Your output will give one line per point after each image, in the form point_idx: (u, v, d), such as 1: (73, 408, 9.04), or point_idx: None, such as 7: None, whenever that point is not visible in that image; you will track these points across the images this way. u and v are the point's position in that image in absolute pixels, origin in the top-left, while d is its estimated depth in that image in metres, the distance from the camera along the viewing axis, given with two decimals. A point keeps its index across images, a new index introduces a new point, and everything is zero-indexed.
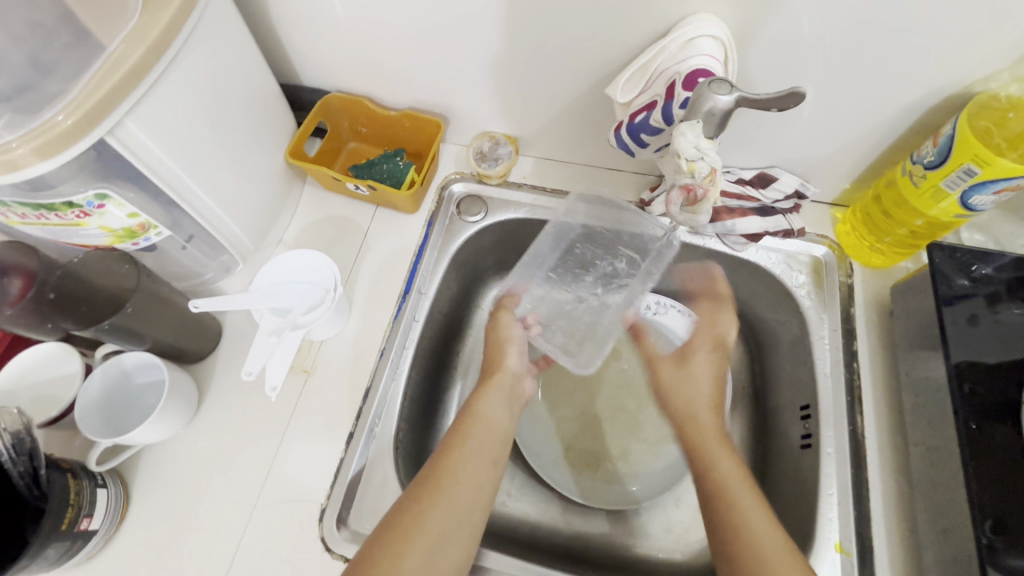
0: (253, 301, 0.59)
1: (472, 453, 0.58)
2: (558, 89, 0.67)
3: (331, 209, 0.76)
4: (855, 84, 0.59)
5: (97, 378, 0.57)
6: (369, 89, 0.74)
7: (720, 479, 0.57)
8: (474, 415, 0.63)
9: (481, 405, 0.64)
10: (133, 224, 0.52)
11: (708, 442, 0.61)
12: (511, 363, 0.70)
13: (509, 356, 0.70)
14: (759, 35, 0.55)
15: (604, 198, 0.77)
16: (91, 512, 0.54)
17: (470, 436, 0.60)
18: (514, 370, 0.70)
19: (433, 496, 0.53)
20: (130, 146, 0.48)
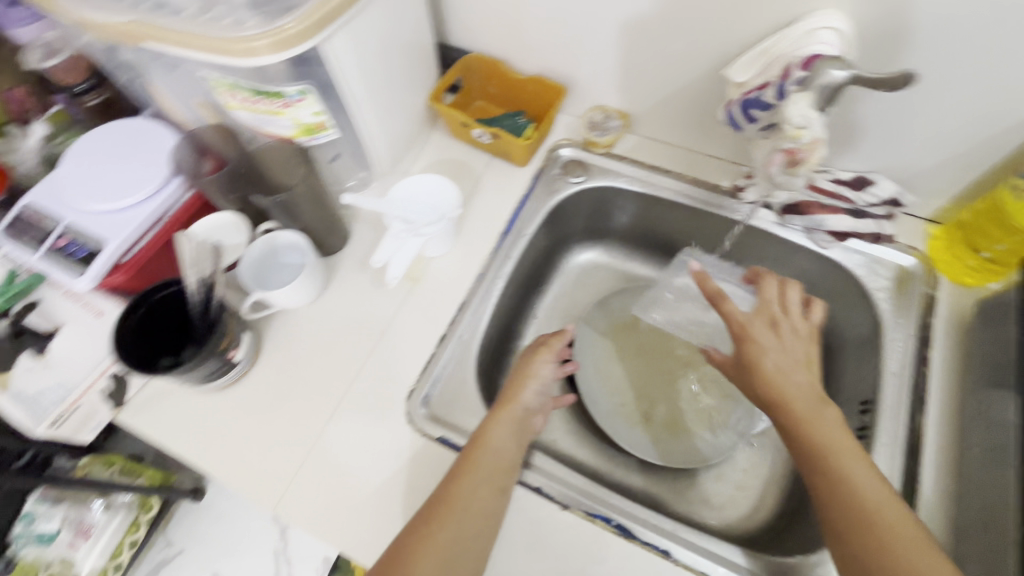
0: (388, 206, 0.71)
1: (480, 479, 0.58)
2: (677, 71, 0.74)
3: (452, 152, 0.87)
4: (973, 96, 0.61)
5: (257, 245, 0.70)
6: (505, 53, 0.84)
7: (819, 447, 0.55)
8: (483, 443, 0.61)
9: (493, 436, 0.62)
10: (315, 120, 0.64)
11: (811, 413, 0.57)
12: (527, 398, 0.67)
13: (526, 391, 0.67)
14: (884, 35, 0.59)
15: (699, 180, 0.83)
16: (237, 346, 0.66)
17: (477, 465, 0.59)
18: (528, 404, 0.67)
19: (433, 530, 0.55)
20: (333, 58, 0.60)
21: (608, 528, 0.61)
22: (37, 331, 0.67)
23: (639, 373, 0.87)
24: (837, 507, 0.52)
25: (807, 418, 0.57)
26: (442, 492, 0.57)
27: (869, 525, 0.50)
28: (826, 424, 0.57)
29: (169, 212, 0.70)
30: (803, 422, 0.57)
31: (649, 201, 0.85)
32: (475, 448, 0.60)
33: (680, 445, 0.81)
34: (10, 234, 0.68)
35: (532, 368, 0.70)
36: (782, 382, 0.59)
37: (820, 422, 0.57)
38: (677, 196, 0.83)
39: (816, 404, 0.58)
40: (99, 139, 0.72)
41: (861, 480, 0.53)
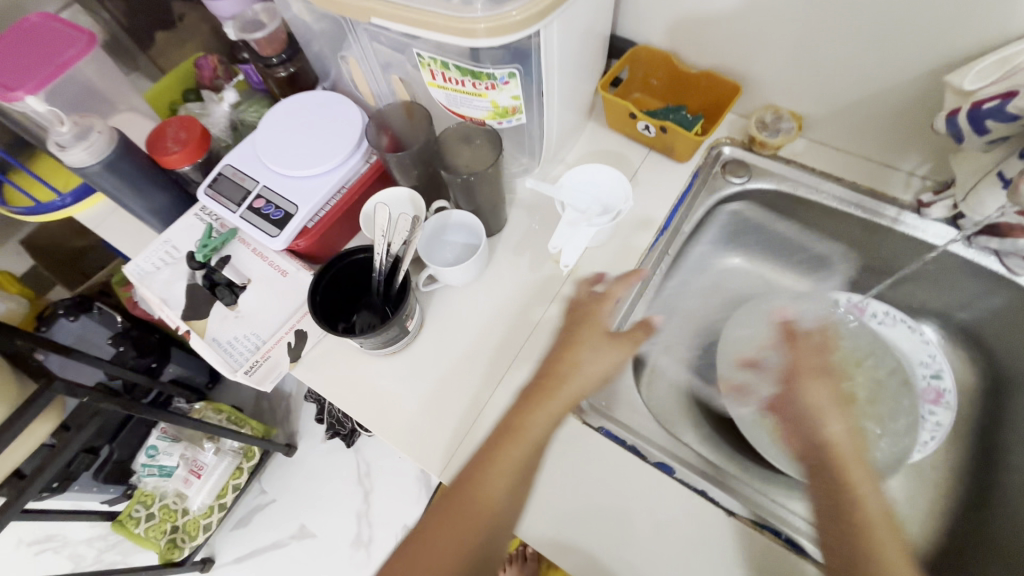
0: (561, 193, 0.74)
1: (508, 478, 0.53)
2: (880, 73, 0.70)
3: (609, 144, 0.86)
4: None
5: (434, 223, 0.73)
6: (677, 46, 0.82)
7: (867, 516, 0.55)
8: (519, 436, 0.54)
9: (530, 429, 0.54)
10: (512, 104, 0.65)
11: (849, 479, 0.57)
12: (575, 384, 0.56)
13: (573, 378, 0.56)
14: None
15: (875, 190, 0.78)
16: (412, 316, 0.68)
17: (508, 459, 0.53)
18: (577, 391, 0.56)
19: (456, 525, 0.52)
20: (547, 44, 0.60)
21: (778, 540, 0.59)
22: (230, 284, 0.72)
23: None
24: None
25: (856, 493, 0.56)
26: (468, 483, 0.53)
27: None
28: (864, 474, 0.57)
29: (351, 182, 0.74)
30: (848, 493, 0.56)
31: (813, 208, 0.81)
32: (505, 442, 0.54)
33: None
34: (210, 192, 0.73)
35: (583, 347, 0.58)
36: (831, 424, 0.60)
37: (863, 479, 0.57)
38: (848, 206, 0.79)
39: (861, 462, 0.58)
40: (289, 108, 0.76)
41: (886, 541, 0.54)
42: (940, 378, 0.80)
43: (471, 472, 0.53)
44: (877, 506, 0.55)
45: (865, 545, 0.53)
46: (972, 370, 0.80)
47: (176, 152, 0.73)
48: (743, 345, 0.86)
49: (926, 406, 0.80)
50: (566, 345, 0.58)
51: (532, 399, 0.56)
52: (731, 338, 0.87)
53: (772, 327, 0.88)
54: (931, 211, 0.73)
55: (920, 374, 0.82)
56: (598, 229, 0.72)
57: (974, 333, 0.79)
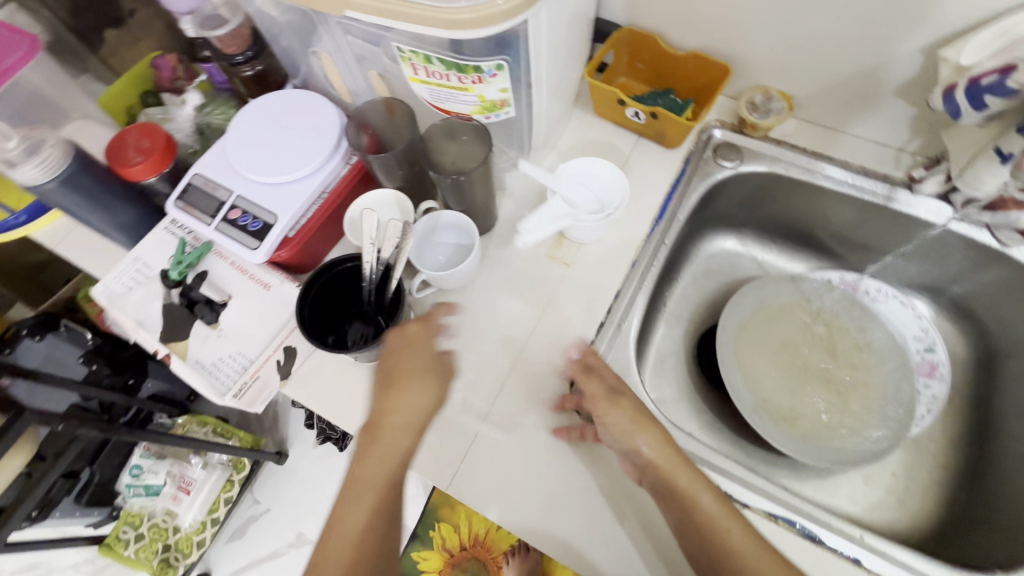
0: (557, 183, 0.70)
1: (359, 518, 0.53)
2: (871, 50, 0.68)
3: (597, 133, 0.84)
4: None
5: (425, 226, 0.69)
6: (663, 28, 0.80)
7: (724, 543, 0.54)
8: (358, 475, 0.54)
9: (369, 470, 0.54)
10: (499, 98, 0.61)
11: (705, 508, 0.56)
12: (404, 406, 0.55)
13: (399, 401, 0.55)
14: None
15: (867, 169, 0.77)
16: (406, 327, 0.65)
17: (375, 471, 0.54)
18: (408, 413, 0.56)
19: (334, 546, 0.52)
20: (535, 31, 0.56)
21: (794, 531, 0.60)
22: (209, 301, 0.68)
23: (782, 368, 0.83)
24: None
25: (710, 517, 0.55)
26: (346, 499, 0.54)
27: None
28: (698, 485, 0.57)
29: (331, 185, 0.70)
30: (707, 521, 0.55)
31: (807, 188, 0.80)
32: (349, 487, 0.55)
33: (834, 446, 0.77)
34: (181, 205, 0.69)
35: (403, 387, 0.56)
36: (643, 446, 0.58)
37: (714, 505, 0.56)
38: (841, 185, 0.78)
39: (688, 470, 0.57)
40: (258, 110, 0.71)
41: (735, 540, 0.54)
42: (933, 351, 0.81)
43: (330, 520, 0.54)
44: (730, 521, 0.55)
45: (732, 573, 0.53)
46: (964, 342, 0.82)
47: (140, 162, 0.68)
48: (744, 329, 0.85)
49: (921, 379, 0.81)
50: (385, 366, 0.57)
51: (367, 448, 0.55)
52: (732, 321, 0.85)
53: (773, 308, 0.87)
54: (923, 187, 0.73)
55: (913, 347, 0.83)
56: (586, 225, 0.69)
57: (964, 305, 0.80)
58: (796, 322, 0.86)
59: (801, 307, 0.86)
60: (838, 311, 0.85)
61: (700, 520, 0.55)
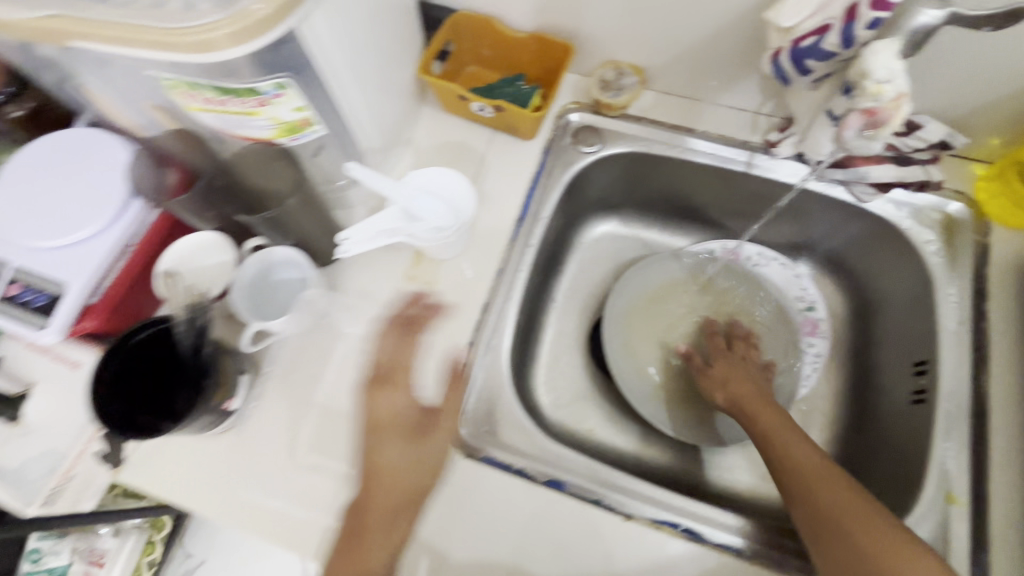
0: (398, 193, 0.61)
1: None
2: (705, 15, 0.65)
3: (449, 132, 0.77)
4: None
5: (249, 267, 0.61)
6: (498, 9, 0.73)
7: (839, 499, 0.54)
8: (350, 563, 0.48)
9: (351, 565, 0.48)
10: (298, 117, 0.53)
11: (804, 466, 0.58)
12: (386, 463, 0.51)
13: (373, 458, 0.51)
14: None
15: (726, 137, 0.75)
16: (234, 394, 0.58)
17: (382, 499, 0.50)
18: (387, 472, 0.50)
19: None
20: (311, 38, 0.48)
21: (675, 533, 0.58)
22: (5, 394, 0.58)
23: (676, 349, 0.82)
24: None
25: (811, 475, 0.57)
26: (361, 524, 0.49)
27: None
28: (781, 428, 0.63)
29: (135, 237, 0.60)
30: (808, 478, 0.57)
31: (672, 163, 0.77)
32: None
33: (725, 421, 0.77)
34: None
35: (382, 453, 0.51)
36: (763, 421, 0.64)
37: (819, 462, 0.58)
38: (704, 156, 0.75)
39: (790, 424, 0.63)
40: (34, 160, 0.60)
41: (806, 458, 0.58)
42: (813, 309, 0.82)
43: None
44: (841, 480, 0.56)
45: (854, 532, 0.52)
46: (839, 295, 0.83)
47: None
48: (638, 314, 0.83)
49: (805, 339, 0.81)
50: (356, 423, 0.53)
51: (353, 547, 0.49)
52: (624, 309, 0.83)
53: (663, 288, 0.85)
54: (779, 150, 0.71)
55: (796, 308, 0.83)
56: (425, 242, 0.65)
57: (834, 259, 0.81)
58: (689, 298, 0.84)
59: (693, 283, 0.85)
60: (728, 280, 0.84)
61: (806, 478, 0.57)
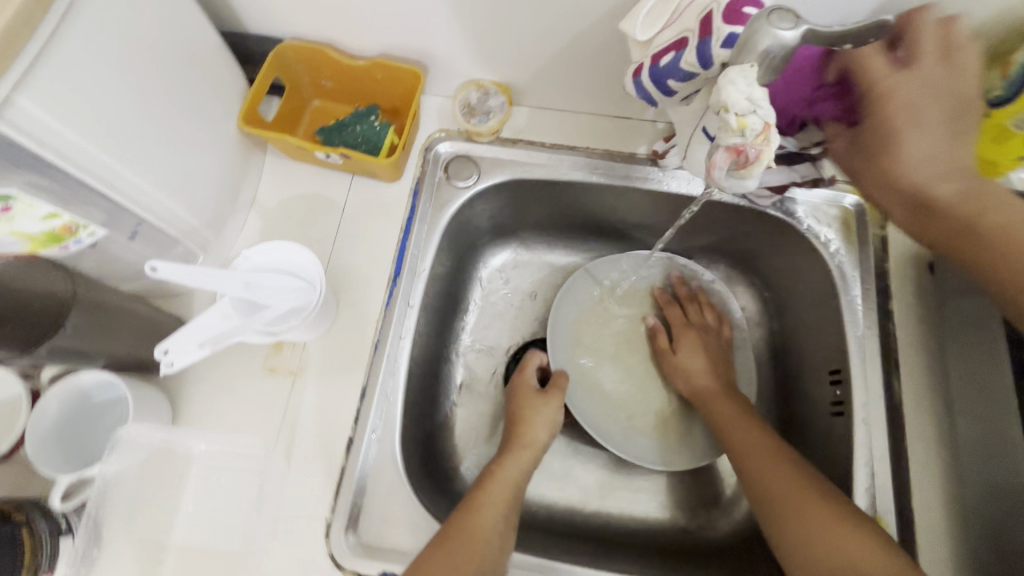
0: (230, 288, 0.49)
1: (492, 513, 0.53)
2: (560, 25, 0.56)
3: (301, 183, 0.66)
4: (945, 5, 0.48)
5: (51, 403, 0.49)
6: (329, 34, 0.62)
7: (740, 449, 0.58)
8: (495, 481, 0.56)
9: (503, 470, 0.57)
10: (55, 225, 0.42)
11: (718, 411, 0.63)
12: (538, 435, 0.62)
13: (534, 425, 0.62)
14: None
15: (612, 151, 0.68)
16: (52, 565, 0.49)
17: (517, 461, 0.59)
18: (542, 442, 0.62)
19: (460, 550, 0.49)
20: (31, 131, 0.36)
21: None
22: None
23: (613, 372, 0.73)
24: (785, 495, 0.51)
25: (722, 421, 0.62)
26: (455, 538, 0.50)
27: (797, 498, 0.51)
28: (735, 412, 0.62)
29: None
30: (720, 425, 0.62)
31: (557, 187, 0.69)
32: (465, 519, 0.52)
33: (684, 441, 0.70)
34: None
35: (526, 418, 0.63)
36: (698, 377, 0.67)
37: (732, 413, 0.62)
38: (590, 175, 0.68)
39: (735, 407, 0.62)
40: None
41: (738, 438, 0.59)
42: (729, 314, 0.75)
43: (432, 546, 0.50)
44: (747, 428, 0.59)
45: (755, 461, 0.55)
46: (753, 296, 0.77)
47: None
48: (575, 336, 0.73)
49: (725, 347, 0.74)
50: (515, 399, 0.66)
51: (478, 486, 0.56)
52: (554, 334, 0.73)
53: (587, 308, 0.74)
54: (668, 162, 0.64)
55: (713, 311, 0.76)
56: (275, 332, 0.54)
57: (744, 260, 0.76)
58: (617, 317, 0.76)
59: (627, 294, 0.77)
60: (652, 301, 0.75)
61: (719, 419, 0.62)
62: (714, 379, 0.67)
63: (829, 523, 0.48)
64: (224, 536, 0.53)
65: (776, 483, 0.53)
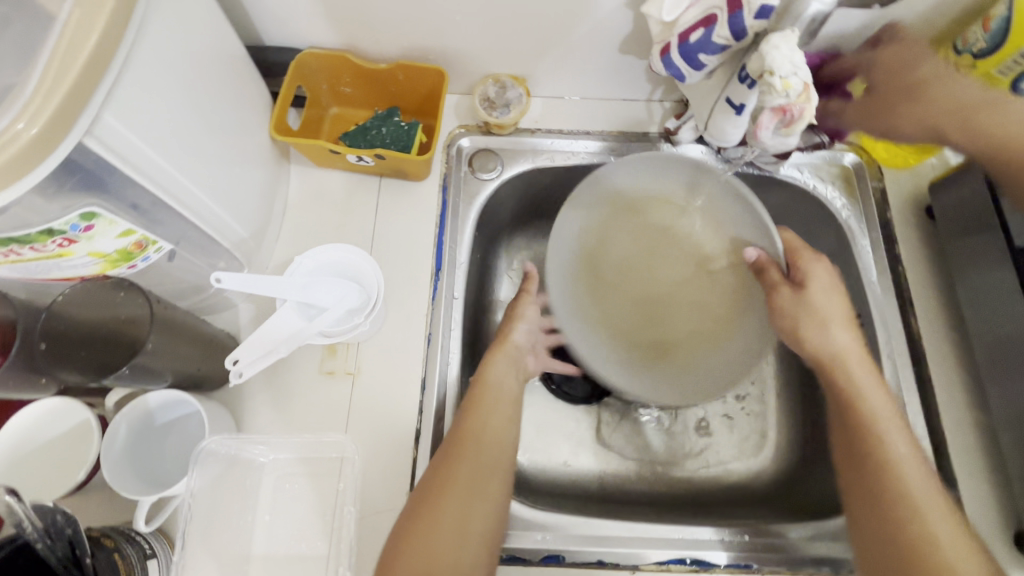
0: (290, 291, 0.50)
1: (485, 430, 0.54)
2: (577, 15, 0.59)
3: (330, 189, 0.67)
4: None
5: (122, 427, 0.49)
6: (349, 40, 0.63)
7: (888, 460, 0.51)
8: (483, 386, 0.57)
9: (490, 374, 0.58)
10: (128, 243, 0.42)
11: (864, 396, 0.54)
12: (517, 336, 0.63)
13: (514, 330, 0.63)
14: None
15: (626, 132, 0.71)
16: None
17: (499, 368, 0.59)
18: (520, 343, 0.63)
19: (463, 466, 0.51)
20: (116, 147, 0.37)
21: (685, 568, 0.56)
22: None
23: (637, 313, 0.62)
24: (908, 517, 0.48)
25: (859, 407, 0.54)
26: (441, 472, 0.51)
27: (925, 530, 0.47)
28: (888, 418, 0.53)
29: None
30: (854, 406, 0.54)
31: (575, 172, 0.72)
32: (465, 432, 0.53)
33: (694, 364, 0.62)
34: None
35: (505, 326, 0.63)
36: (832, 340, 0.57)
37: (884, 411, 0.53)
38: (608, 157, 0.71)
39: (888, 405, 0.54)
40: None
41: (892, 445, 0.51)
42: None
43: (443, 454, 0.52)
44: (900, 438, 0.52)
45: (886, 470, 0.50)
46: None
47: None
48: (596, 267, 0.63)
49: None
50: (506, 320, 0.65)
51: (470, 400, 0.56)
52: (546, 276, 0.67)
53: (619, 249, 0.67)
54: (680, 137, 0.68)
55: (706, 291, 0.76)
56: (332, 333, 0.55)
57: None
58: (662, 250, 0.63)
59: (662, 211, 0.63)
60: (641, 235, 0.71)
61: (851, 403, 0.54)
62: (851, 335, 0.57)
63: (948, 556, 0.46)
64: (305, 540, 0.53)
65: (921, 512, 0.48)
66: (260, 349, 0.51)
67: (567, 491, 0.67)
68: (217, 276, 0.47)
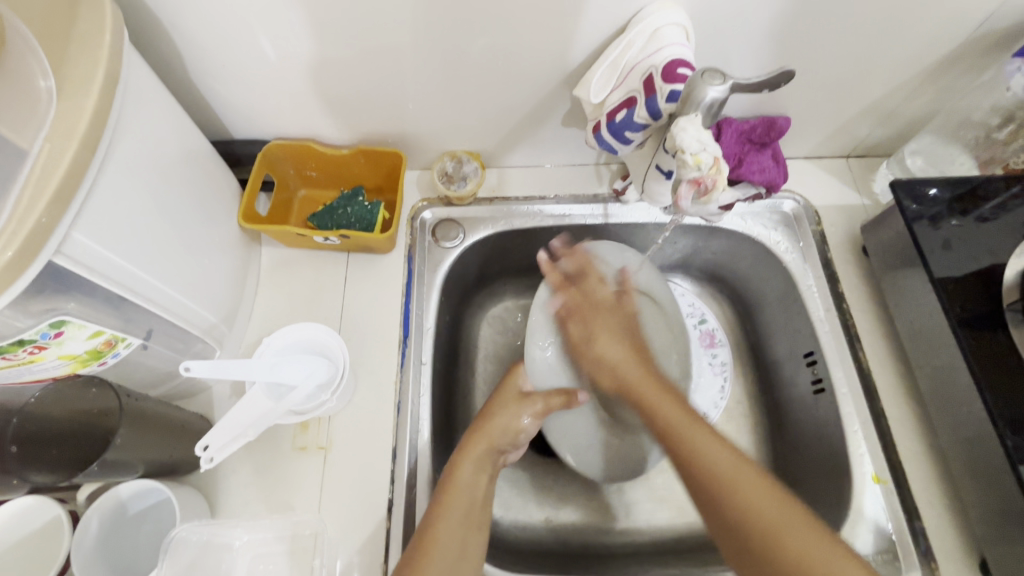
0: (258, 373, 0.52)
1: (455, 532, 0.52)
2: (518, 98, 0.64)
3: (299, 267, 0.70)
4: (828, 48, 0.59)
5: (94, 520, 0.50)
6: (311, 130, 0.68)
7: (683, 442, 0.51)
8: (454, 485, 0.55)
9: (461, 470, 0.56)
10: (98, 342, 0.45)
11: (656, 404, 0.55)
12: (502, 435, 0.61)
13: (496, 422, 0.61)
14: (720, 24, 0.55)
15: (577, 194, 0.75)
16: None
17: (473, 457, 0.58)
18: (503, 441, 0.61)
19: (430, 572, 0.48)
20: (83, 260, 0.40)
21: None
22: None
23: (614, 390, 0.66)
24: (739, 496, 0.47)
25: (654, 408, 0.55)
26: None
27: (766, 515, 0.46)
28: (680, 414, 0.53)
29: None
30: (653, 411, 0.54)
31: (535, 234, 0.76)
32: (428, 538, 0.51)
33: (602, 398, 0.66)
34: None
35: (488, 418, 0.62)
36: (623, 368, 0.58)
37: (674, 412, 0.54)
38: (563, 219, 0.75)
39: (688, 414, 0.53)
40: None
41: (709, 450, 0.50)
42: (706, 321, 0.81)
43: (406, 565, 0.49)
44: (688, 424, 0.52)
45: (680, 448, 0.51)
46: (722, 302, 0.83)
47: None
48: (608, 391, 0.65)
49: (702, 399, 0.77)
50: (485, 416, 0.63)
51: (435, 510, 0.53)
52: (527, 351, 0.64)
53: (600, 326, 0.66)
54: (628, 196, 0.72)
55: None
56: (304, 407, 0.57)
57: (710, 272, 0.82)
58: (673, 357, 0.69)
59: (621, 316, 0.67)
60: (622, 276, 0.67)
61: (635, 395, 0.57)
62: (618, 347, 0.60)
63: (785, 526, 0.45)
64: None
65: (750, 480, 0.48)
66: (228, 433, 0.53)
67: (549, 550, 0.67)
68: (185, 364, 0.48)
